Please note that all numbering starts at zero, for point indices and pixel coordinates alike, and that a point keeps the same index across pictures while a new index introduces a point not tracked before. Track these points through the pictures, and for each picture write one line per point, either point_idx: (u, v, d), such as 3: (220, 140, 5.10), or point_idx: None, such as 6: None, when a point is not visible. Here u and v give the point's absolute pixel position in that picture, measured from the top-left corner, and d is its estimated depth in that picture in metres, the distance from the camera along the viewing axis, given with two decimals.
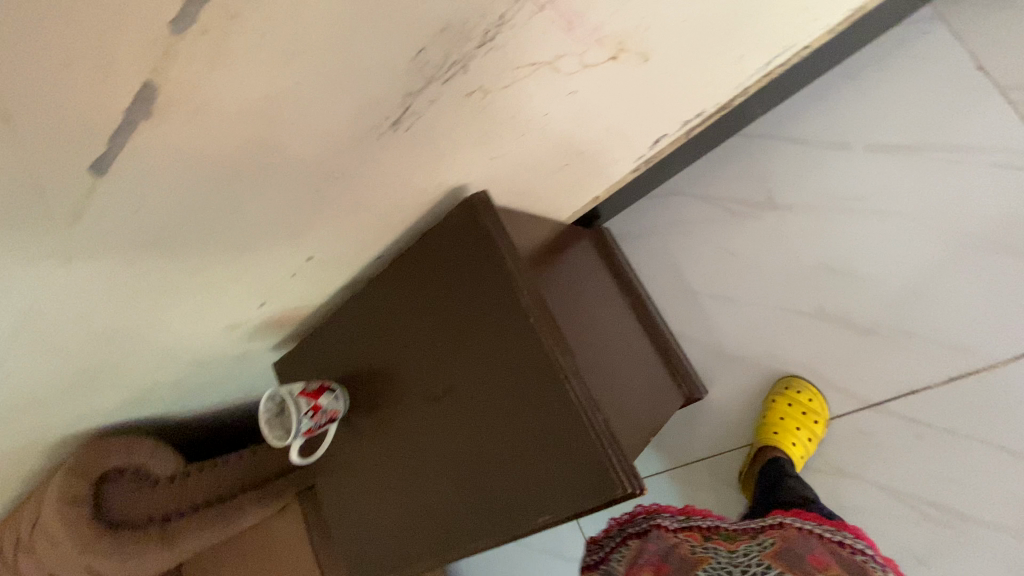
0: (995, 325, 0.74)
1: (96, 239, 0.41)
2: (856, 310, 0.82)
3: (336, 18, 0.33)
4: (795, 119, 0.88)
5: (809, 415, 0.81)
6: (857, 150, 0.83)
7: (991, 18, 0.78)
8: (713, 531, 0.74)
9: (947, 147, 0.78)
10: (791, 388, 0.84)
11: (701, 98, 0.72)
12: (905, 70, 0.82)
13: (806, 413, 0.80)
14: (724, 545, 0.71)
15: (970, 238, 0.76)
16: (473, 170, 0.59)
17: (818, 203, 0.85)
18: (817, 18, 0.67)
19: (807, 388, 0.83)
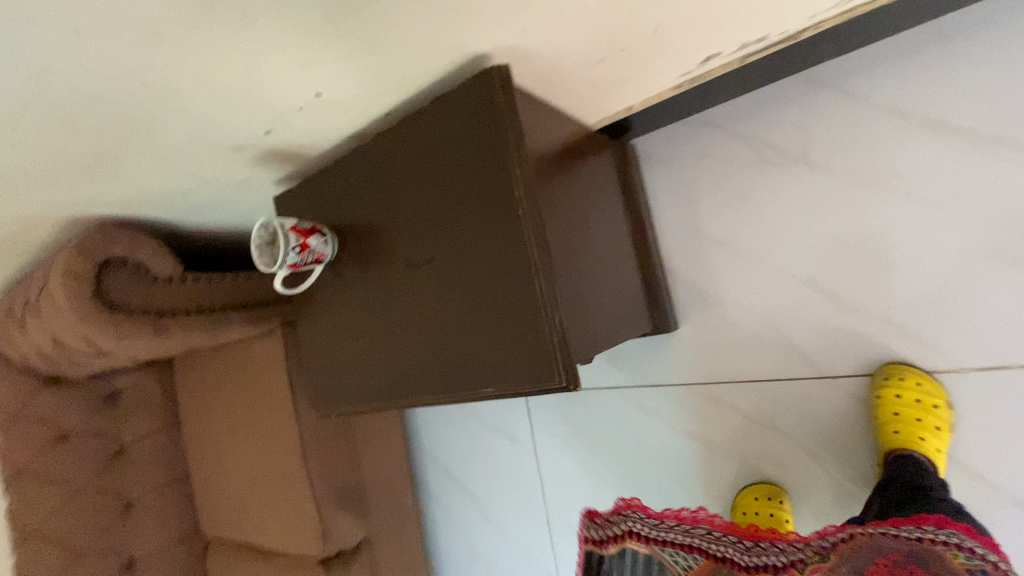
0: (976, 333, 0.74)
1: (105, 16, 0.43)
2: (847, 286, 0.82)
3: None
4: (866, 70, 0.80)
5: (926, 403, 0.74)
6: (915, 122, 0.77)
7: None
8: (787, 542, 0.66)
9: (1013, 142, 0.71)
10: (895, 375, 0.77)
11: (765, 21, 0.66)
12: (1009, 41, 0.71)
13: (935, 406, 0.75)
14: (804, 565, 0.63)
15: (992, 243, 0.73)
16: (500, 37, 0.57)
17: (852, 169, 0.81)
18: None
19: (912, 373, 0.76)
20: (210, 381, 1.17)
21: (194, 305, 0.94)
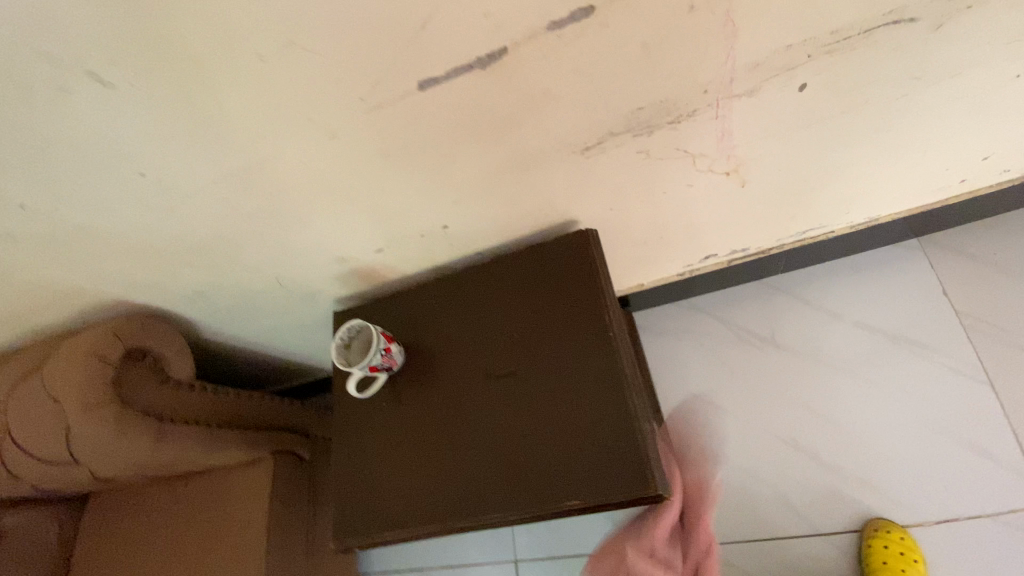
0: (932, 492, 0.89)
1: (365, 132, 0.53)
2: (823, 447, 0.97)
3: (622, 66, 0.51)
4: (805, 284, 1.08)
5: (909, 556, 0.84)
6: (848, 322, 1.02)
7: (962, 258, 1.00)
8: None
9: (915, 344, 0.97)
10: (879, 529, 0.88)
11: (749, 237, 0.93)
12: (892, 276, 1.02)
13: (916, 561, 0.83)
14: None
15: (922, 419, 0.93)
16: (594, 210, 0.75)
17: (810, 352, 1.03)
18: (846, 213, 0.90)
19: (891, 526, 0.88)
20: (147, 523, 0.96)
21: (196, 417, 0.85)
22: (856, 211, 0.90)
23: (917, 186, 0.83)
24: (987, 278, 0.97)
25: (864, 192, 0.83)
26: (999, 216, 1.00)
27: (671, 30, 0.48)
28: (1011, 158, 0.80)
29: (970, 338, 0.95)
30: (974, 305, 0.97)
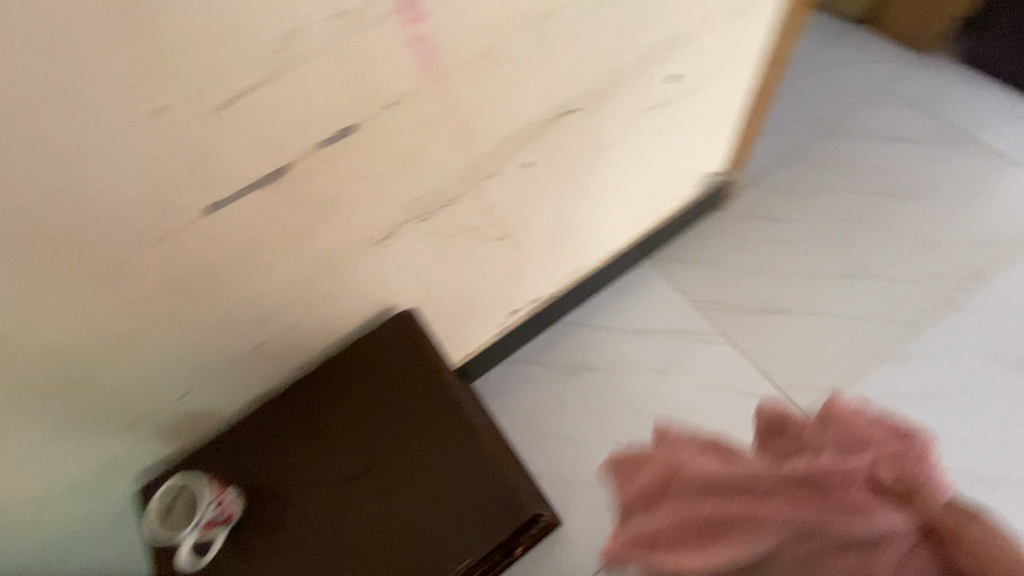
0: (730, 437, 1.13)
1: (152, 267, 0.54)
2: (652, 437, 1.15)
3: (389, 168, 0.62)
4: (595, 311, 1.29)
5: None
6: (633, 331, 1.26)
7: (686, 260, 1.33)
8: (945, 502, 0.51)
9: (679, 330, 1.25)
10: None
11: (538, 285, 1.11)
12: (648, 287, 1.31)
13: None
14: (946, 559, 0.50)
15: (702, 384, 1.19)
16: (406, 294, 0.83)
17: (617, 364, 1.23)
18: (597, 248, 1.15)
19: None
20: None
21: None
22: (602, 245, 1.15)
23: (630, 216, 1.12)
24: (704, 269, 1.31)
25: (600, 229, 1.08)
26: (694, 224, 1.36)
27: (419, 136, 0.61)
28: (676, 185, 1.14)
29: (709, 314, 1.26)
30: (703, 290, 1.29)
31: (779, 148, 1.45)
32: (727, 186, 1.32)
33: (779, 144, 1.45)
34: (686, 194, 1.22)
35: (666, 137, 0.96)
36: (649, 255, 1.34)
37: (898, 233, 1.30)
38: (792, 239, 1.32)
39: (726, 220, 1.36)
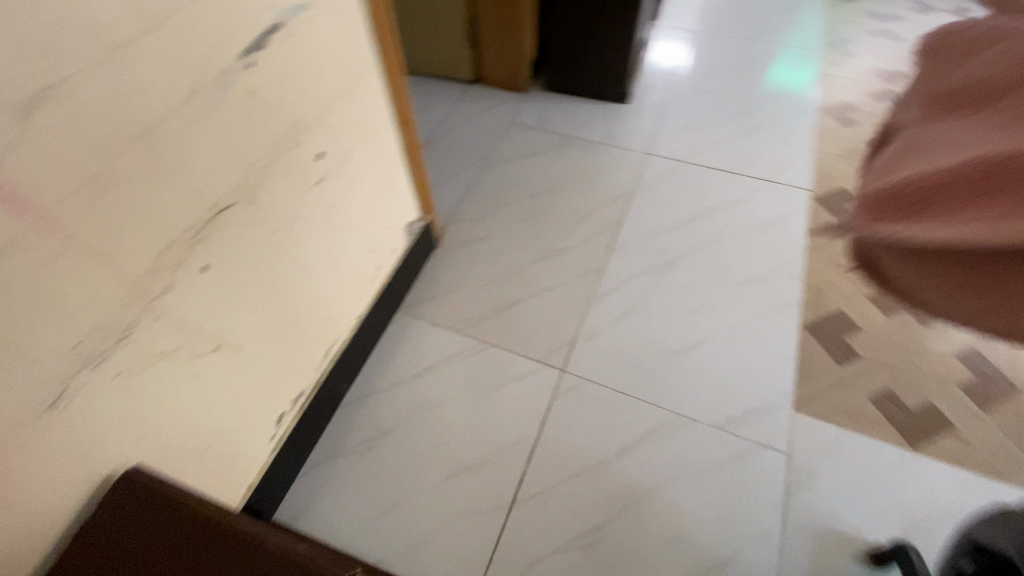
0: (525, 419, 1.25)
1: None
2: (466, 457, 1.20)
3: (24, 324, 0.57)
4: (370, 380, 1.32)
5: None
6: (410, 379, 1.32)
7: (429, 300, 1.47)
8: None
9: (448, 357, 1.36)
10: None
11: (295, 381, 1.09)
12: (407, 336, 1.40)
13: None
14: None
15: (487, 390, 1.30)
16: (122, 452, 0.74)
17: (408, 414, 1.26)
18: (338, 322, 1.19)
19: None
20: None
21: None
22: (342, 317, 1.19)
23: (355, 281, 1.20)
24: (445, 300, 1.47)
25: (331, 304, 1.13)
26: (424, 271, 1.53)
27: (46, 280, 0.58)
28: (385, 243, 1.27)
29: (466, 332, 1.40)
30: (452, 316, 1.43)
31: (461, 189, 1.75)
32: (433, 231, 1.52)
33: (460, 188, 1.75)
34: (400, 248, 1.36)
35: (342, 204, 1.06)
36: (398, 311, 1.44)
37: (566, 214, 1.67)
38: (501, 249, 1.58)
39: (447, 257, 1.56)
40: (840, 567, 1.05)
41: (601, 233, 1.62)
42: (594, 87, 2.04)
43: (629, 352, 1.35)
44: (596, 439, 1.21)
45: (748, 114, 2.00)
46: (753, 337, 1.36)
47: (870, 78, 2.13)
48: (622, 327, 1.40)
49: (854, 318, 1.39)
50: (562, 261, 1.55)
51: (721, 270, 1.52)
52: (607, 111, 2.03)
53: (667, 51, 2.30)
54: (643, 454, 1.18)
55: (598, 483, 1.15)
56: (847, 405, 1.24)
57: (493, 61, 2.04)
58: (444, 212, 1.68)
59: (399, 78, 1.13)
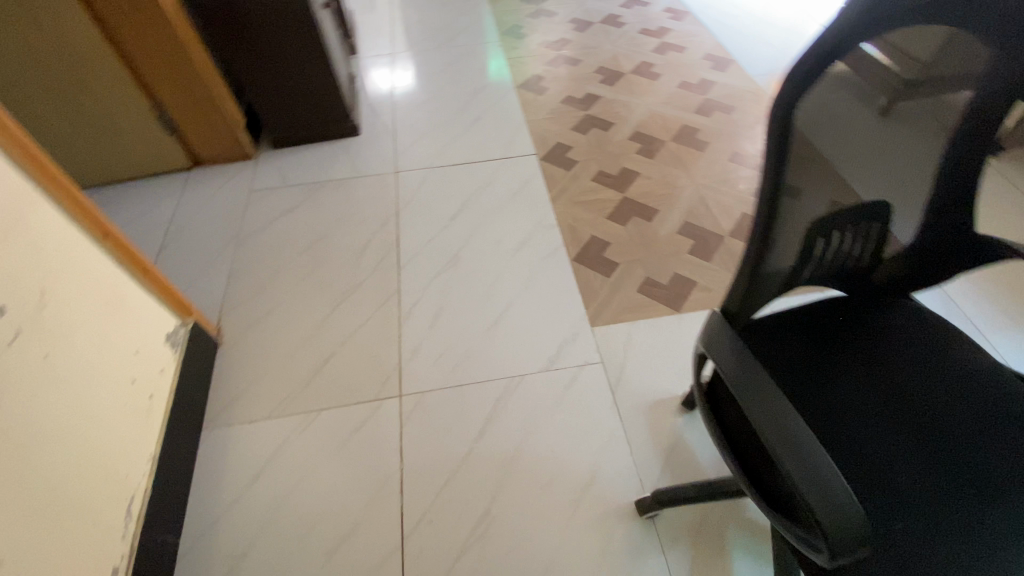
0: (383, 455, 1.25)
1: None
2: (339, 526, 1.15)
3: None
4: (201, 513, 1.17)
5: None
6: (247, 486, 1.21)
7: (235, 399, 1.35)
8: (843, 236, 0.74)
9: (280, 442, 1.27)
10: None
11: (98, 563, 0.93)
12: (224, 446, 1.27)
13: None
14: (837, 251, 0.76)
15: (333, 451, 1.26)
16: None
17: (261, 520, 1.16)
18: (126, 473, 1.04)
19: None
20: None
21: None
22: (131, 464, 1.06)
23: (128, 421, 1.07)
24: (252, 391, 1.36)
25: (105, 456, 0.98)
26: (217, 373, 1.40)
27: None
28: (145, 366, 1.15)
29: (288, 409, 1.33)
30: (267, 401, 1.34)
31: (224, 276, 1.62)
32: (205, 325, 1.40)
33: (222, 275, 1.63)
34: (170, 360, 1.24)
35: (64, 353, 0.93)
36: (204, 427, 1.30)
37: (343, 254, 1.68)
38: (293, 315, 1.53)
39: (238, 348, 1.45)
40: (670, 424, 1.27)
41: (384, 257, 1.67)
42: (321, 129, 2.06)
43: (450, 349, 1.44)
44: (453, 436, 1.27)
45: (467, 108, 2.23)
46: (541, 286, 1.58)
47: (546, 50, 2.54)
48: (436, 331, 1.48)
49: (604, 238, 1.69)
50: (358, 298, 1.56)
51: (496, 244, 1.69)
52: (344, 147, 2.07)
53: (379, 78, 2.43)
54: (497, 428, 1.29)
55: (470, 473, 1.21)
56: (626, 303, 1.52)
57: (203, 138, 1.92)
58: (215, 306, 1.55)
59: (67, 186, 1.01)
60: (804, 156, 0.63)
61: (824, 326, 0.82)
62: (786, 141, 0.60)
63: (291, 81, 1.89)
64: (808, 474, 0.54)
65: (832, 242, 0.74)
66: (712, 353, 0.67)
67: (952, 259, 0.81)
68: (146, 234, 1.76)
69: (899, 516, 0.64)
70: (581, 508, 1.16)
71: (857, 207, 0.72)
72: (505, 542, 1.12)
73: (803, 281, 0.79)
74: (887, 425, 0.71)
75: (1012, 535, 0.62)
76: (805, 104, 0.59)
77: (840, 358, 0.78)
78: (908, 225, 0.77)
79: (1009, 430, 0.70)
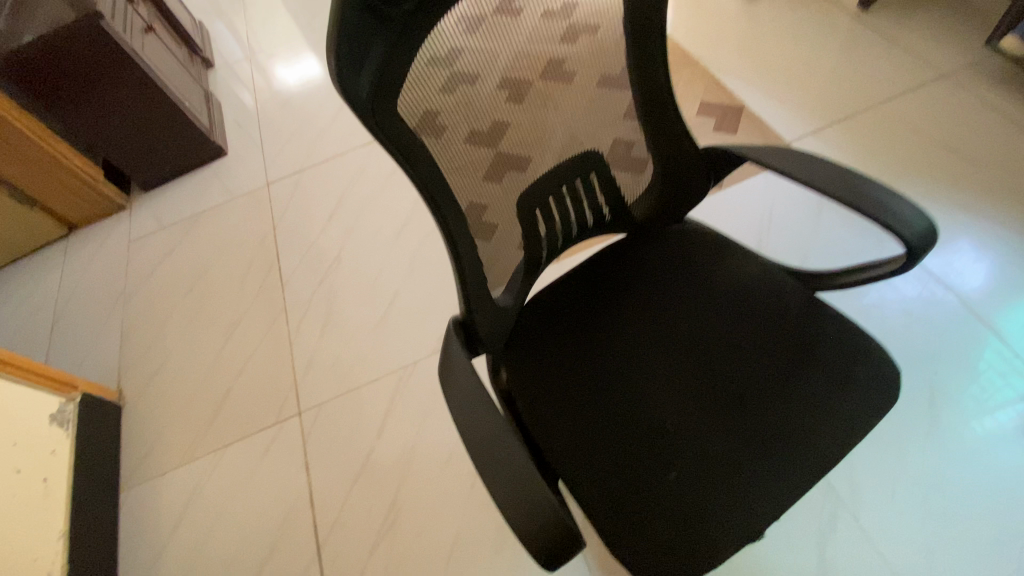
0: (290, 475, 1.29)
1: None
2: (260, 549, 1.21)
3: None
4: (130, 569, 1.24)
5: None
6: (168, 535, 1.26)
7: (146, 456, 1.38)
8: (569, 190, 0.78)
9: (193, 487, 1.32)
10: None
11: None
12: (142, 504, 1.32)
13: None
14: (572, 204, 0.80)
15: (245, 482, 1.30)
16: None
17: (183, 566, 1.22)
18: (32, 558, 1.06)
19: None
20: None
21: None
22: (36, 553, 1.08)
23: (22, 510, 1.08)
24: (160, 445, 1.39)
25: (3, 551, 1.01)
26: (125, 435, 1.43)
27: None
28: (30, 453, 1.15)
29: (196, 454, 1.36)
30: (176, 452, 1.38)
31: (116, 335, 1.62)
32: (97, 393, 1.41)
33: (115, 336, 1.61)
34: (63, 440, 1.24)
35: None
36: (122, 492, 1.34)
37: (226, 285, 1.66)
38: (189, 359, 1.53)
39: (141, 406, 1.47)
40: None
41: (267, 277, 1.65)
42: (186, 160, 1.98)
43: (343, 354, 1.45)
44: (351, 441, 1.31)
45: (333, 96, 2.14)
46: (423, 270, 1.56)
47: None
48: (326, 339, 1.49)
49: None
50: (248, 326, 1.56)
51: (375, 236, 1.67)
52: (216, 171, 2.00)
53: (241, 86, 2.31)
54: (394, 421, 1.32)
55: (372, 474, 1.25)
56: None
57: (68, 203, 1.85)
58: (113, 370, 1.55)
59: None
60: (438, 145, 0.60)
61: (597, 294, 0.87)
62: (408, 151, 0.55)
63: (133, 118, 1.79)
64: (513, 494, 0.55)
65: (545, 197, 0.76)
66: (447, 387, 0.67)
67: (693, 174, 0.83)
68: (31, 315, 1.73)
69: (670, 467, 0.70)
70: (479, 480, 1.21)
71: (558, 167, 0.75)
72: (414, 527, 1.18)
73: (556, 244, 0.83)
74: (654, 382, 0.77)
75: (767, 437, 0.71)
76: (406, 92, 0.53)
77: (617, 327, 0.82)
78: (626, 155, 0.79)
79: (755, 336, 0.78)
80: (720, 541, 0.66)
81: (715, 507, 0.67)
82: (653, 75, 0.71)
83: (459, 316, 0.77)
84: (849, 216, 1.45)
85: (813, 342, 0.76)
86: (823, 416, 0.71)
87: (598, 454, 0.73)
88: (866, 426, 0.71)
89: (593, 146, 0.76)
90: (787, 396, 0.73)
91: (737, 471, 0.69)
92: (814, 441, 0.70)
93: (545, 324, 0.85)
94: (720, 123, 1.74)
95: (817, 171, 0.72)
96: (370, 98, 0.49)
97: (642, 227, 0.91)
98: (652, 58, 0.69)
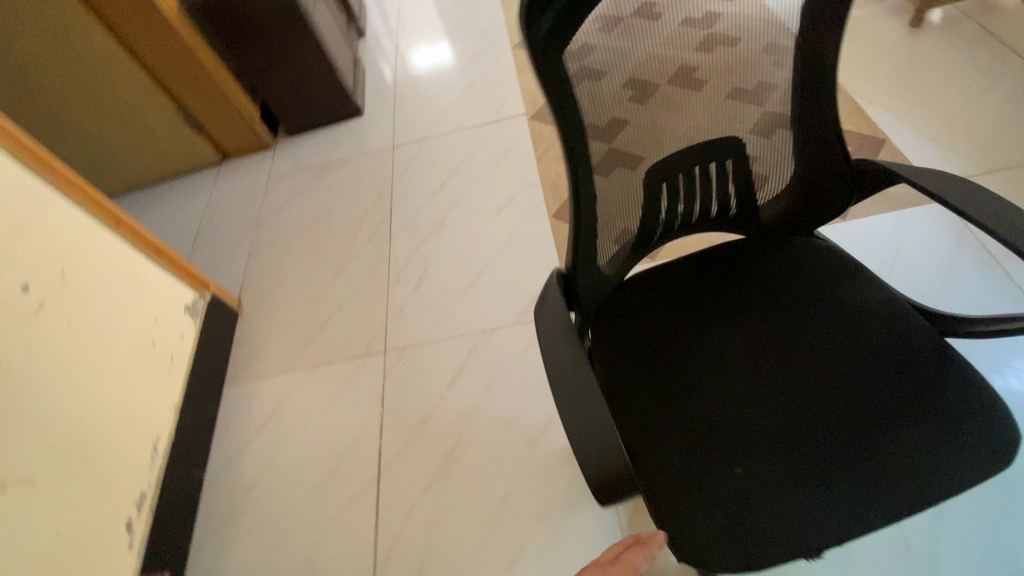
0: (366, 405, 1.40)
1: None
2: (330, 463, 1.33)
3: None
4: (221, 452, 1.41)
5: None
6: (256, 432, 1.42)
7: (251, 361, 1.56)
8: (696, 172, 0.78)
9: (284, 396, 1.47)
10: None
11: (133, 481, 1.16)
12: (240, 400, 1.49)
13: None
14: (696, 188, 0.80)
15: (327, 402, 1.43)
16: None
17: (264, 460, 1.37)
18: (152, 419, 1.25)
19: None
20: None
21: None
22: (155, 415, 1.26)
23: (153, 377, 1.28)
24: (263, 354, 1.57)
25: (132, 406, 1.20)
26: (237, 339, 1.62)
27: None
28: (165, 331, 1.35)
29: (290, 369, 1.52)
30: (275, 363, 1.54)
31: (245, 254, 1.84)
32: (222, 297, 1.61)
33: (243, 254, 1.83)
34: (190, 327, 1.45)
35: (88, 320, 1.14)
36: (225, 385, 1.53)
37: (342, 229, 1.83)
38: (299, 286, 1.70)
39: (253, 318, 1.66)
40: None
41: (377, 228, 1.80)
42: (327, 115, 2.19)
43: (432, 309, 1.54)
44: (425, 388, 1.39)
45: (465, 76, 2.26)
46: (519, 246, 1.62)
47: None
48: (420, 292, 1.59)
49: None
50: (353, 267, 1.71)
51: (481, 208, 1.75)
52: (350, 128, 2.20)
53: (385, 57, 2.51)
54: (467, 379, 1.38)
55: (438, 422, 1.33)
56: None
57: (226, 135, 2.13)
58: (237, 282, 1.76)
59: (57, 167, 1.19)
60: (595, 107, 0.62)
61: (701, 285, 0.86)
62: (566, 98, 0.58)
63: (293, 70, 2.01)
64: (586, 432, 0.58)
65: (673, 174, 0.76)
66: (541, 325, 0.71)
67: (832, 183, 0.80)
68: (183, 224, 2.01)
69: (738, 463, 0.69)
70: (536, 451, 1.24)
71: (693, 147, 0.75)
72: (468, 478, 1.23)
73: (669, 225, 0.84)
74: (744, 381, 0.75)
75: (854, 463, 0.67)
76: (581, 44, 0.56)
77: (714, 321, 0.81)
78: (766, 151, 0.78)
79: (864, 363, 0.74)
80: (774, 547, 0.63)
81: (779, 514, 0.65)
82: (819, 72, 0.69)
83: (563, 269, 0.80)
84: (992, 270, 1.30)
85: (928, 382, 0.71)
86: (925, 459, 0.66)
87: (668, 432, 0.73)
88: (970, 482, 0.65)
89: (734, 135, 0.76)
90: (888, 430, 0.68)
91: (814, 487, 0.66)
92: (909, 483, 0.65)
93: (642, 302, 0.86)
94: (856, 154, 1.63)
95: (977, 199, 0.67)
96: (544, 40, 0.53)
97: (762, 230, 0.89)
98: (821, 51, 0.68)
